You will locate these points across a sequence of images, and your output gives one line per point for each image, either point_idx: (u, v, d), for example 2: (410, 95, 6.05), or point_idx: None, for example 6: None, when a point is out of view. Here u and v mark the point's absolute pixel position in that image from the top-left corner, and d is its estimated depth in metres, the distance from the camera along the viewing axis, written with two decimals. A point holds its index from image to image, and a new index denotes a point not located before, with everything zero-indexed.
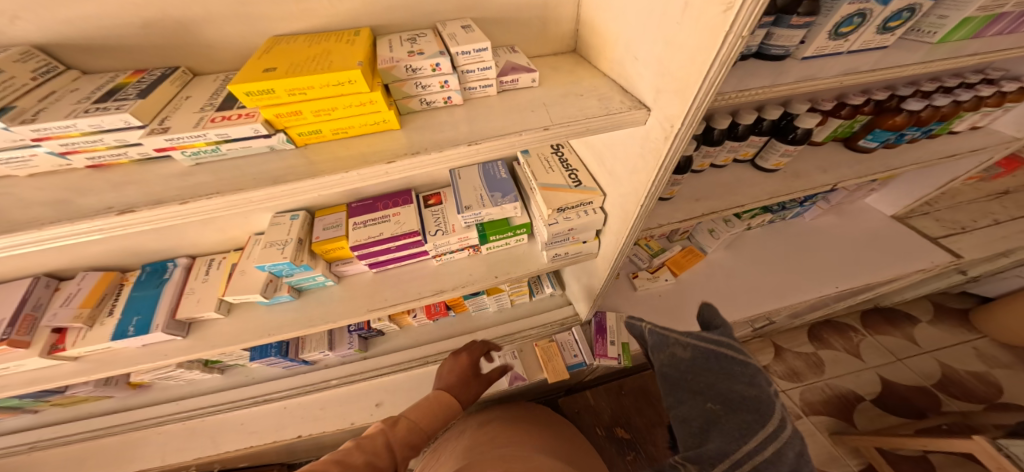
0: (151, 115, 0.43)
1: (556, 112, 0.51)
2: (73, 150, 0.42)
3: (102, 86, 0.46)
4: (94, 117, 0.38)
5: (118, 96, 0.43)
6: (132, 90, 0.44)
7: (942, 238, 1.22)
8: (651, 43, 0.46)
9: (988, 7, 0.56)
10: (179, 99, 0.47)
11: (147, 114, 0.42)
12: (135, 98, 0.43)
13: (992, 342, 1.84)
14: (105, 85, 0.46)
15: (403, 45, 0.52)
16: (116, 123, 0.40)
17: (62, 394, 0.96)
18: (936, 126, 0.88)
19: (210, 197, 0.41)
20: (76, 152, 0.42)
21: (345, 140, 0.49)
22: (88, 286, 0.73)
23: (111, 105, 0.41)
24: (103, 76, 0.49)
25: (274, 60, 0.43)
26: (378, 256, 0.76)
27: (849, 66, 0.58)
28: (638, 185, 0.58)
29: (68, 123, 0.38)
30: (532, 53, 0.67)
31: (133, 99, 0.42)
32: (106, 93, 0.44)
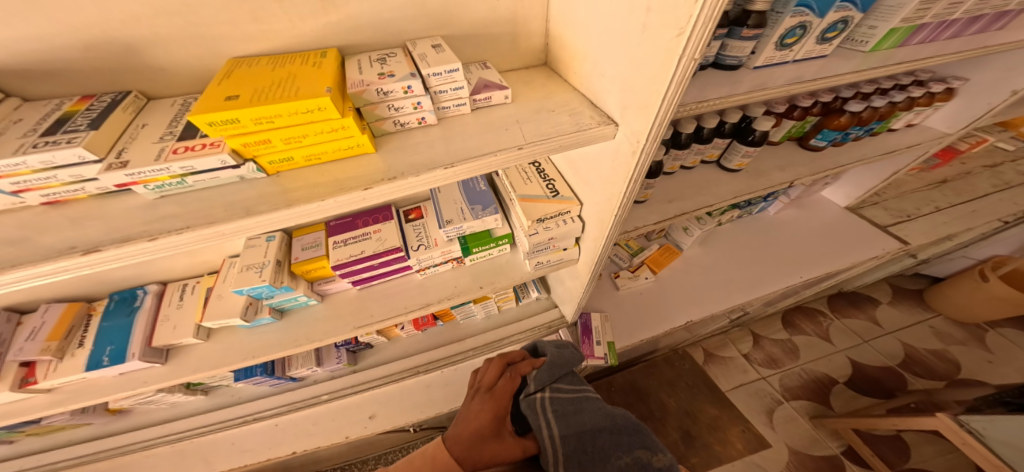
0: (106, 148, 0.42)
1: (528, 129, 0.53)
2: (24, 187, 0.41)
3: (48, 115, 0.44)
4: (44, 154, 0.37)
5: (67, 127, 0.41)
6: (83, 121, 0.43)
7: (890, 226, 1.32)
8: (614, 62, 0.49)
9: (910, 19, 0.63)
10: (135, 128, 0.46)
11: (103, 146, 0.41)
12: (87, 129, 0.41)
13: (945, 320, 1.99)
14: (50, 115, 0.44)
15: (373, 66, 0.53)
16: (70, 159, 0.38)
17: (37, 424, 0.90)
18: (877, 125, 0.96)
19: (182, 232, 0.40)
20: (29, 189, 0.41)
21: (318, 166, 0.49)
22: (53, 318, 0.69)
23: (62, 138, 0.39)
24: (47, 104, 0.47)
25: (240, 86, 0.43)
26: (361, 273, 0.75)
27: (795, 74, 0.63)
28: (611, 196, 0.61)
29: (17, 161, 0.37)
30: (504, 67, 0.69)
31: (85, 130, 0.41)
32: (54, 124, 0.42)
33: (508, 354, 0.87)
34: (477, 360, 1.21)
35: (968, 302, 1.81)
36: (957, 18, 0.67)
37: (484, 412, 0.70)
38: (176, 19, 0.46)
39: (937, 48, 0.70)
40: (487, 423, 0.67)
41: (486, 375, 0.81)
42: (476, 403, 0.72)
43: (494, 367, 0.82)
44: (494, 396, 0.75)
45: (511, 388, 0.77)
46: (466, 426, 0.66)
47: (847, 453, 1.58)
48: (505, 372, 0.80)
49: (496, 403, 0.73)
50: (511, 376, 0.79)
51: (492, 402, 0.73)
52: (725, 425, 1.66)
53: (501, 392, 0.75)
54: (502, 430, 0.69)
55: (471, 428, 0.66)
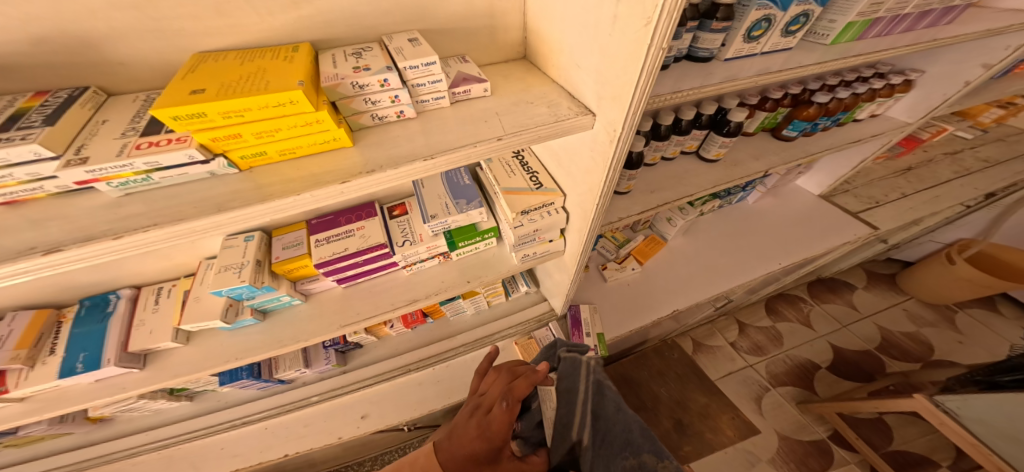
0: (64, 144, 0.40)
1: (507, 121, 0.54)
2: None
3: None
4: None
5: (21, 123, 0.40)
6: (37, 117, 0.41)
7: (861, 212, 1.37)
8: (588, 52, 0.50)
9: (866, 14, 0.66)
10: (94, 124, 0.45)
11: (60, 143, 0.40)
12: (41, 125, 0.40)
13: (917, 302, 2.08)
14: (2, 111, 0.42)
15: (348, 60, 0.52)
16: (23, 156, 0.37)
17: (13, 435, 0.87)
18: (844, 115, 1.00)
19: (150, 229, 0.40)
20: None
21: (293, 160, 0.48)
22: (20, 326, 0.66)
23: (15, 134, 0.38)
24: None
25: (207, 81, 0.42)
26: (346, 270, 0.75)
27: (764, 66, 0.65)
28: (591, 186, 0.62)
29: None
30: (484, 61, 0.69)
31: (40, 127, 0.40)
32: (6, 121, 0.40)
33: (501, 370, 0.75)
34: (468, 356, 1.22)
35: (937, 285, 1.90)
36: (910, 12, 0.71)
37: (481, 435, 0.57)
38: (134, 13, 0.45)
39: (892, 40, 0.73)
40: (483, 450, 0.55)
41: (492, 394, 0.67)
42: (473, 424, 0.59)
43: (496, 390, 0.67)
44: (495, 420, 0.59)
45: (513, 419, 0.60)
46: (462, 447, 0.55)
47: (834, 438, 1.65)
48: (506, 396, 0.63)
49: (496, 430, 0.58)
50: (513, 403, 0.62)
51: (491, 429, 0.58)
52: (714, 413, 1.70)
53: (499, 421, 0.58)
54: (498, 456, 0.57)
55: (468, 449, 0.55)
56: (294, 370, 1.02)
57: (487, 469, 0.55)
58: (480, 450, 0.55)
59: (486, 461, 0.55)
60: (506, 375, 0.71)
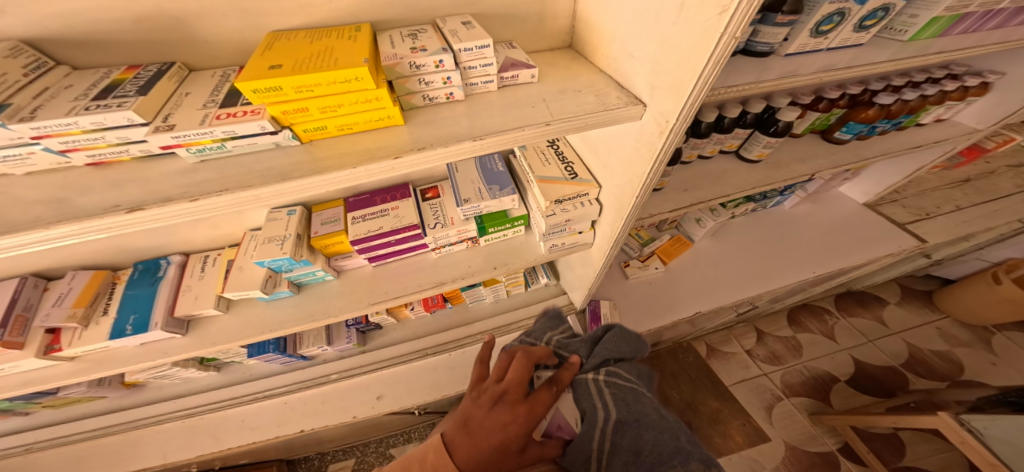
0: (153, 113, 0.43)
1: (556, 107, 0.53)
2: (73, 148, 0.42)
3: (97, 82, 0.45)
4: (96, 115, 0.38)
5: (117, 92, 0.43)
6: (131, 88, 0.44)
7: (909, 224, 1.30)
8: (645, 41, 0.49)
9: (954, 8, 0.61)
10: (179, 96, 0.47)
11: (150, 111, 0.43)
12: (135, 95, 0.43)
13: (952, 321, 1.98)
14: (100, 81, 0.45)
15: (404, 41, 0.52)
16: (119, 122, 0.40)
17: (54, 396, 0.93)
18: (906, 119, 0.95)
19: (222, 194, 0.42)
20: (77, 150, 0.43)
21: (349, 136, 0.50)
22: (79, 285, 0.71)
23: (112, 102, 0.41)
24: (95, 72, 0.48)
25: (279, 57, 0.44)
26: (378, 249, 0.76)
27: (827, 62, 0.62)
28: (632, 179, 0.61)
29: (70, 121, 0.38)
30: (529, 49, 0.68)
31: (134, 96, 0.42)
32: (103, 90, 0.43)
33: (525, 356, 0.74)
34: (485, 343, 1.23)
35: (978, 305, 1.79)
36: (1003, 8, 0.65)
37: (511, 421, 0.58)
38: None
39: (979, 38, 0.68)
40: (516, 436, 0.56)
41: (520, 378, 0.65)
42: (501, 411, 0.59)
43: (515, 368, 0.64)
44: (524, 407, 0.59)
45: (548, 405, 0.61)
46: (489, 439, 0.56)
47: (843, 450, 1.59)
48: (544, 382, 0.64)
49: (525, 416, 0.58)
50: (554, 388, 0.64)
51: (527, 415, 0.58)
52: (726, 418, 1.68)
53: (535, 404, 0.60)
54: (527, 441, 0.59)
55: (495, 439, 0.56)
56: (317, 347, 1.07)
57: (517, 457, 0.57)
58: (511, 438, 0.56)
59: (516, 449, 0.56)
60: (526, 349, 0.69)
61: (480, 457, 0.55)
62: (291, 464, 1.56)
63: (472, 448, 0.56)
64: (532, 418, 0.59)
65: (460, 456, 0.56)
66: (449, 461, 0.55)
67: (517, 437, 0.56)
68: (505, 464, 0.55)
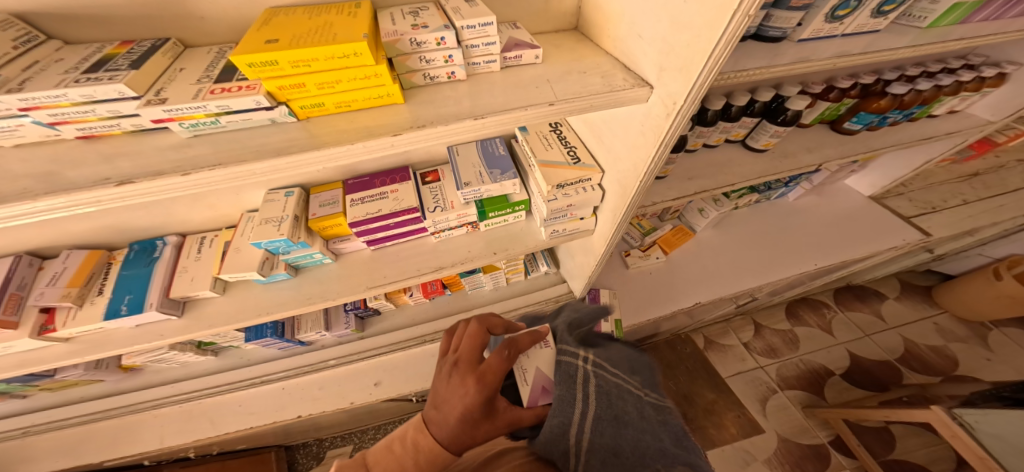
0: (145, 87, 0.42)
1: (560, 88, 0.51)
2: (63, 120, 0.41)
3: (90, 55, 0.44)
4: (86, 87, 0.37)
5: (109, 66, 0.41)
6: (123, 62, 0.43)
7: (914, 217, 1.28)
8: (656, 21, 0.47)
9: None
10: (173, 71, 0.46)
11: (142, 85, 0.41)
12: (127, 68, 0.41)
13: (951, 317, 1.98)
14: (92, 55, 0.44)
15: (406, 18, 0.50)
16: (110, 94, 0.39)
17: (51, 378, 0.93)
18: (918, 110, 0.93)
19: (216, 168, 0.41)
20: (66, 123, 0.41)
21: (348, 114, 0.48)
22: (74, 264, 0.70)
23: (103, 75, 0.39)
24: (87, 46, 0.46)
25: (276, 32, 0.42)
26: (377, 233, 0.76)
27: (842, 48, 0.60)
28: (635, 164, 0.60)
29: (58, 93, 0.37)
30: (534, 30, 0.66)
31: (127, 69, 0.41)
32: (94, 63, 0.42)
33: (490, 319, 0.63)
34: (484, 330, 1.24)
35: (977, 301, 1.79)
36: None
37: (467, 389, 0.49)
38: None
39: (1001, 26, 0.66)
40: (476, 404, 0.48)
41: (470, 339, 0.56)
42: (456, 382, 0.50)
43: (468, 338, 0.56)
44: (476, 375, 0.50)
45: (506, 368, 0.51)
46: (454, 408, 0.48)
47: (835, 443, 1.62)
48: (506, 345, 0.54)
49: (481, 385, 0.49)
50: (509, 352, 0.53)
51: (483, 384, 0.49)
52: (720, 410, 1.70)
53: (490, 368, 0.51)
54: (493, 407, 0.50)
55: (457, 410, 0.48)
56: (315, 331, 1.05)
57: (486, 423, 0.49)
58: (470, 407, 0.48)
59: (482, 415, 0.48)
60: (482, 319, 0.61)
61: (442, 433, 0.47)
62: (289, 449, 1.59)
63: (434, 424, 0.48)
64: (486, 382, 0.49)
65: (430, 434, 0.47)
66: (421, 441, 0.47)
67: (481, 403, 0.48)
68: (474, 433, 0.47)
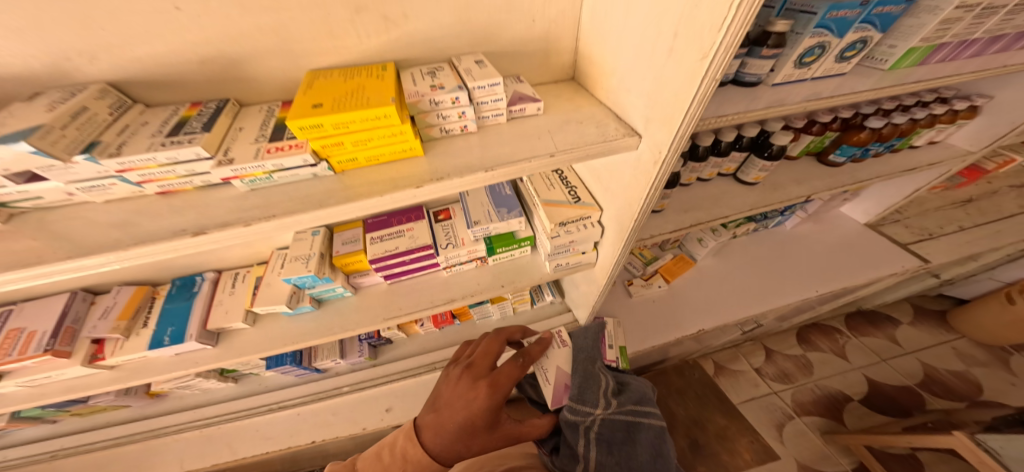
0: (215, 147, 0.49)
1: (560, 138, 0.58)
2: (148, 179, 0.49)
3: (168, 119, 0.52)
4: (171, 151, 0.45)
5: (186, 129, 0.49)
6: (197, 125, 0.51)
7: (911, 243, 1.31)
8: (640, 81, 0.54)
9: (929, 38, 0.67)
10: (234, 130, 0.54)
11: (213, 145, 0.49)
12: (201, 131, 0.49)
13: (969, 342, 1.93)
14: (170, 118, 0.52)
15: (424, 78, 0.58)
16: (189, 155, 0.46)
17: (84, 404, 0.98)
18: (898, 141, 0.99)
19: (269, 220, 0.47)
20: (150, 181, 0.49)
21: (376, 167, 0.56)
22: (124, 298, 0.77)
23: (183, 139, 0.47)
24: (165, 109, 0.55)
25: (319, 96, 0.50)
26: (394, 268, 0.82)
27: (813, 91, 0.67)
28: (630, 203, 0.66)
29: (149, 156, 0.45)
30: (536, 81, 0.74)
31: (200, 133, 0.49)
32: (174, 127, 0.50)
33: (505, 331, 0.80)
34: None
35: (993, 325, 1.76)
36: (978, 37, 0.71)
37: (477, 394, 0.64)
38: (271, 38, 0.53)
39: (957, 66, 0.74)
40: (477, 417, 0.62)
41: (480, 357, 0.70)
42: (466, 389, 0.65)
43: (486, 346, 0.73)
44: (487, 383, 0.65)
45: (513, 376, 0.66)
46: (452, 420, 0.62)
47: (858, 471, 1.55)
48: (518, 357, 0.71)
49: (488, 394, 0.63)
50: (521, 361, 0.69)
51: (489, 393, 0.63)
52: (733, 435, 1.64)
53: (501, 379, 0.65)
54: (494, 420, 0.63)
55: (460, 417, 0.62)
56: (331, 359, 1.12)
57: (483, 433, 0.62)
58: (474, 418, 0.62)
59: (481, 425, 0.62)
60: (501, 331, 0.79)
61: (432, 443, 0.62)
62: None
63: (433, 432, 0.62)
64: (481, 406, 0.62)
65: (429, 435, 0.62)
66: (411, 448, 0.62)
67: (473, 420, 0.61)
68: (470, 440, 0.62)
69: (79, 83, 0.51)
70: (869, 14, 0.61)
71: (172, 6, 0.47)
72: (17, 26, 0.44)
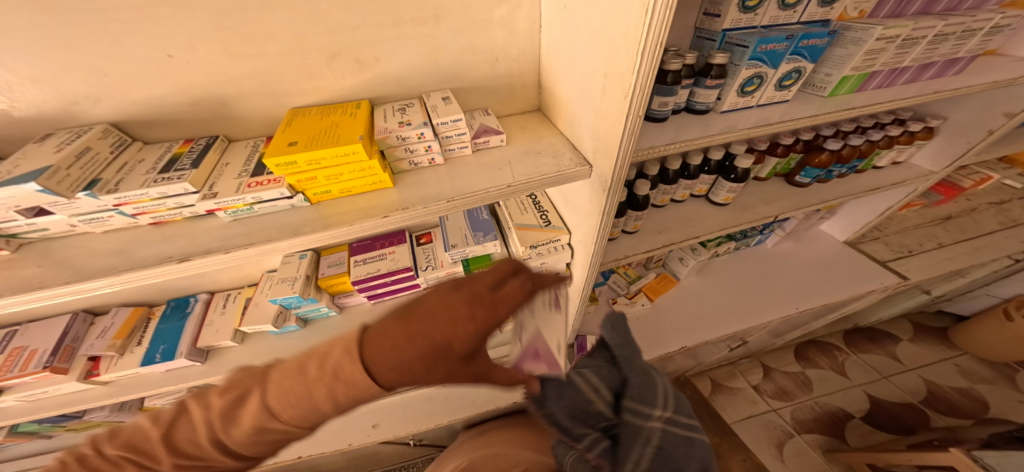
0: (202, 182, 0.55)
1: (519, 169, 0.63)
2: (142, 212, 0.54)
3: (162, 156, 0.58)
4: (162, 187, 0.50)
5: (177, 166, 0.55)
6: (187, 161, 0.56)
7: (890, 261, 1.32)
8: (586, 115, 0.60)
9: (860, 68, 0.75)
10: (221, 166, 0.59)
11: (199, 180, 0.55)
12: (189, 168, 0.54)
13: (972, 358, 1.89)
14: (164, 155, 0.58)
15: (394, 115, 0.64)
16: (177, 190, 0.52)
17: (79, 419, 1.02)
18: (859, 162, 1.06)
19: (247, 247, 0.52)
20: (144, 213, 0.54)
21: (349, 197, 0.61)
22: (121, 319, 0.82)
23: (173, 175, 0.53)
24: (161, 147, 0.61)
25: (296, 133, 0.56)
26: (376, 288, 0.85)
27: (762, 117, 0.74)
28: (591, 227, 0.71)
29: (143, 192, 0.50)
30: (503, 113, 0.80)
31: (189, 168, 0.54)
32: (167, 164, 0.55)
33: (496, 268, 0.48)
34: None
35: (993, 341, 1.73)
36: (908, 65, 0.79)
37: (463, 313, 0.41)
38: (256, 80, 0.59)
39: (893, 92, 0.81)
40: (460, 340, 0.41)
41: (485, 273, 0.47)
42: (449, 302, 0.42)
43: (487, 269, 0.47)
44: (484, 303, 0.42)
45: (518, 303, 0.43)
46: (420, 337, 0.40)
47: None
48: (530, 280, 0.46)
49: (485, 312, 0.42)
50: (532, 284, 0.45)
51: (482, 308, 0.42)
52: (726, 453, 1.61)
53: (505, 298, 0.43)
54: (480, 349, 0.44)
55: (432, 337, 0.40)
56: None
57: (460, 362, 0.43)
58: (452, 341, 0.41)
59: (459, 352, 0.42)
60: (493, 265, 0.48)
61: (380, 373, 0.40)
62: None
63: (387, 346, 0.40)
64: (479, 321, 0.42)
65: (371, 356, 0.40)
66: (343, 365, 0.40)
67: (454, 345, 0.41)
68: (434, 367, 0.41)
69: (86, 123, 0.57)
70: (796, 47, 0.69)
71: (166, 54, 0.53)
72: (31, 75, 0.50)
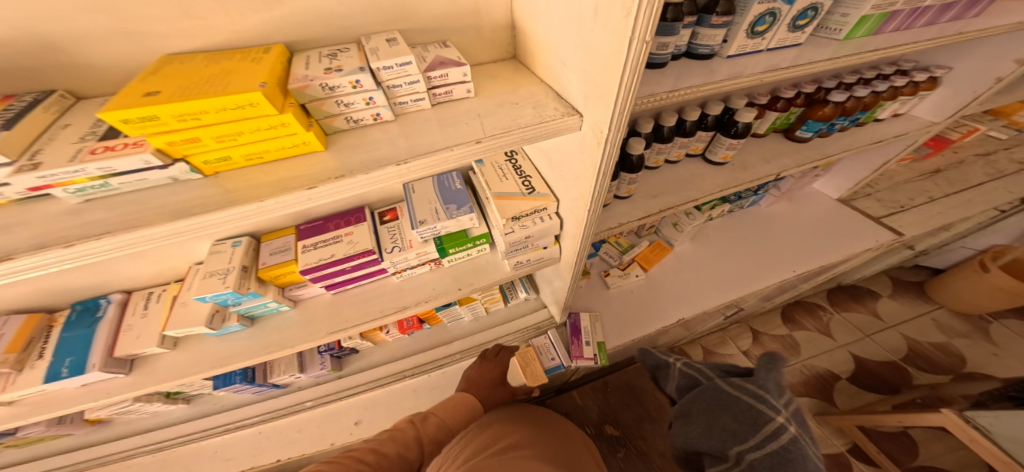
0: (18, 149, 0.38)
1: (490, 123, 0.51)
2: None
3: None
4: None
5: None
6: None
7: (884, 217, 1.29)
8: (574, 50, 0.48)
9: (881, 6, 0.65)
10: (56, 128, 0.42)
11: (15, 147, 0.38)
12: None
13: (948, 312, 1.95)
14: None
15: (321, 61, 0.48)
16: None
17: (12, 436, 0.90)
18: (863, 115, 0.98)
19: (101, 238, 0.38)
20: None
21: (260, 166, 0.46)
22: (11, 329, 0.66)
23: None
24: None
25: (160, 81, 0.39)
26: (333, 277, 0.73)
27: (771, 62, 0.63)
28: (582, 193, 0.60)
29: None
30: (474, 61, 0.66)
31: None
32: None
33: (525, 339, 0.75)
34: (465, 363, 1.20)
35: (970, 295, 1.77)
36: (928, 6, 0.70)
37: None
38: (96, 14, 0.42)
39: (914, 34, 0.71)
40: None
41: None
42: None
43: None
44: None
45: None
46: None
47: (853, 451, 1.53)
48: None
49: None
50: None
51: None
52: None
53: None
54: None
55: None
56: (288, 374, 1.03)
57: None
58: None
59: None
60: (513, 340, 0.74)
61: None
62: None
63: None
64: None
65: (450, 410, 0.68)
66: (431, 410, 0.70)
67: None
68: None
69: None
70: None
71: None
72: None
